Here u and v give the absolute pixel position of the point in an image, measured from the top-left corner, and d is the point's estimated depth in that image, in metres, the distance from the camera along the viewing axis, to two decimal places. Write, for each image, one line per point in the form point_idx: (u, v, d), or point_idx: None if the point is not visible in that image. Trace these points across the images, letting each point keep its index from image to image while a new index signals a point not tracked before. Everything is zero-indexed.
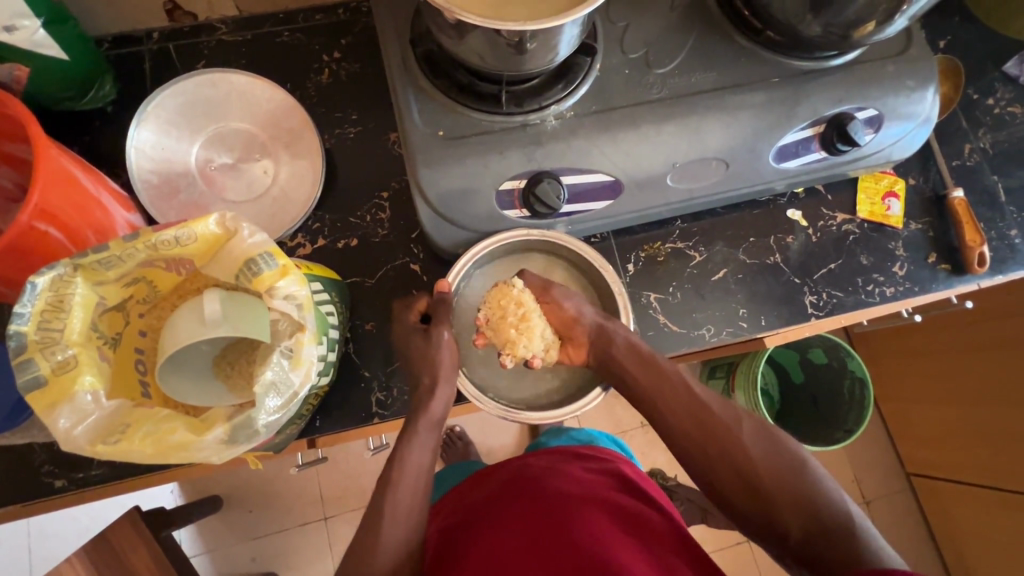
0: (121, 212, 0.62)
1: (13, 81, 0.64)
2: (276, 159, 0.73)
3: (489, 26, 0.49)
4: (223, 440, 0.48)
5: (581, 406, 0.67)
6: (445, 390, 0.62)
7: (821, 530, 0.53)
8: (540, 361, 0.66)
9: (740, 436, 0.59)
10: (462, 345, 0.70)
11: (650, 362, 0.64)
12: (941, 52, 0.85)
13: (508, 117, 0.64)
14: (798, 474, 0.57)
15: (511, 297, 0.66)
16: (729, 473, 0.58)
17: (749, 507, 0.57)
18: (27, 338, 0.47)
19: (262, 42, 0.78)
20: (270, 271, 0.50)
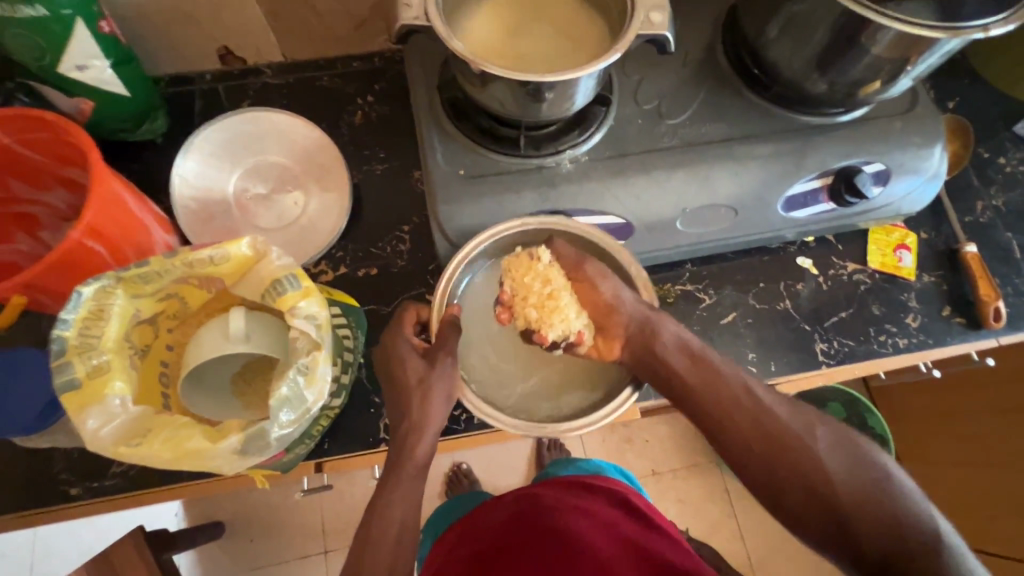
0: (161, 233, 0.67)
1: (77, 113, 0.72)
2: (307, 192, 0.78)
3: (511, 76, 0.54)
4: (236, 450, 0.50)
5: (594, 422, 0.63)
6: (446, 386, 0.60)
7: (908, 556, 0.47)
8: (578, 334, 0.65)
9: (812, 450, 0.52)
10: (466, 348, 0.68)
11: (700, 358, 0.60)
12: (950, 112, 0.87)
13: (523, 160, 0.68)
14: (884, 495, 0.50)
15: (533, 271, 0.65)
16: (799, 491, 0.52)
17: (825, 532, 0.51)
18: (67, 342, 0.50)
19: (303, 86, 0.85)
20: (293, 291, 0.53)
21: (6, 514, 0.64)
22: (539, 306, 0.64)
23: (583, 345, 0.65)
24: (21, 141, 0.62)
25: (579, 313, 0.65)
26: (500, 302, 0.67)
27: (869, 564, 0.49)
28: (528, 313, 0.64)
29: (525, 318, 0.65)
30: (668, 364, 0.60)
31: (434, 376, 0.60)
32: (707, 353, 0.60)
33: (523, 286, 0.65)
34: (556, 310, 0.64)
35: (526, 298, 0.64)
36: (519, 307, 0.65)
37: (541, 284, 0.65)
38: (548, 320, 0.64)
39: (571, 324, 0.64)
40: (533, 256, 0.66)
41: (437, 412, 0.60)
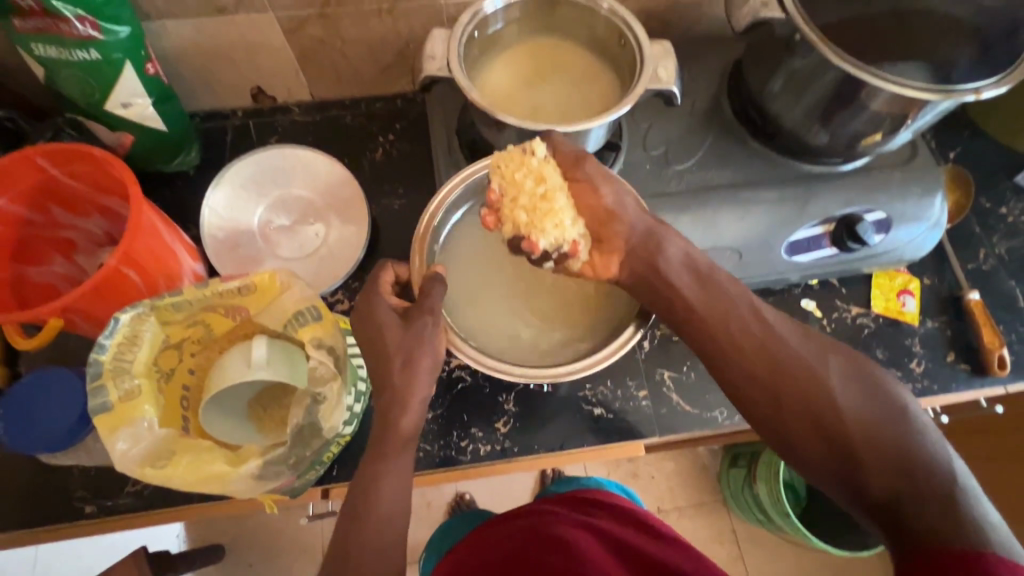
0: (189, 261, 0.70)
1: (118, 145, 0.77)
2: (327, 224, 0.81)
3: (525, 126, 0.59)
4: (254, 475, 0.53)
5: (603, 360, 0.62)
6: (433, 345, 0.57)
7: (911, 489, 0.47)
8: (570, 244, 0.62)
9: (823, 380, 0.53)
10: (454, 300, 0.66)
11: (713, 283, 0.60)
12: (951, 162, 0.90)
13: None
14: (894, 426, 0.50)
15: (526, 166, 0.60)
16: (806, 422, 0.52)
17: (832, 463, 0.51)
18: (103, 366, 0.53)
19: (328, 124, 0.90)
20: (315, 322, 0.56)
21: (23, 529, 0.65)
22: (531, 209, 0.60)
23: (576, 255, 0.63)
24: (67, 173, 0.66)
25: (574, 221, 0.62)
26: (487, 204, 0.62)
27: (875, 497, 0.49)
28: (519, 217, 0.60)
29: (517, 225, 0.60)
30: (676, 292, 0.60)
31: (419, 344, 0.56)
32: (722, 281, 0.60)
33: (513, 184, 0.60)
34: (549, 214, 0.60)
35: (517, 198, 0.60)
36: (508, 211, 0.60)
37: (534, 182, 0.60)
38: (539, 225, 0.60)
39: (565, 231, 0.61)
40: (526, 150, 0.60)
41: (428, 366, 0.57)
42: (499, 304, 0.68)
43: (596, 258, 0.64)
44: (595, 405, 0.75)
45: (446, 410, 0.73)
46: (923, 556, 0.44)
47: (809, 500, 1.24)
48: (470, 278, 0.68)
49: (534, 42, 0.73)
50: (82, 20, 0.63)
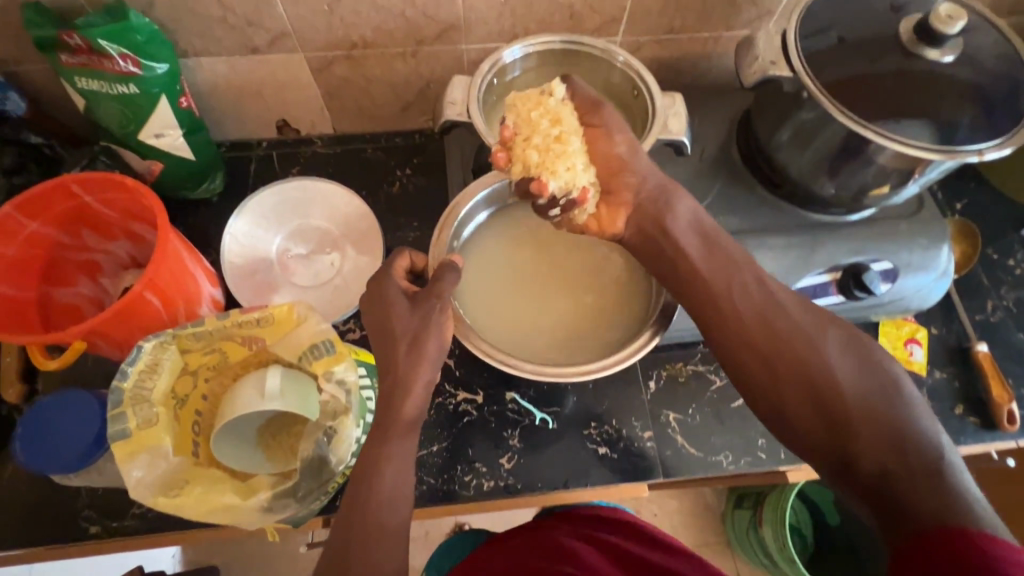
0: (208, 286, 0.72)
1: (148, 173, 0.80)
2: (343, 254, 0.84)
3: None
4: (262, 507, 0.55)
5: (592, 370, 0.63)
6: (439, 331, 0.58)
7: (902, 464, 0.47)
8: (580, 190, 0.63)
9: (825, 355, 0.54)
10: (471, 300, 0.70)
11: (725, 255, 0.61)
12: (958, 213, 0.91)
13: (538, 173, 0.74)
14: (888, 403, 0.50)
15: (543, 106, 0.61)
16: (803, 394, 0.53)
17: (826, 436, 0.51)
18: (123, 393, 0.55)
19: (348, 157, 0.93)
20: (329, 356, 0.58)
21: (28, 547, 0.66)
22: (543, 150, 0.60)
23: (584, 202, 0.63)
24: (99, 200, 0.69)
25: (586, 168, 0.63)
26: (498, 141, 0.62)
27: (865, 472, 0.48)
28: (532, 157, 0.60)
29: (528, 167, 0.60)
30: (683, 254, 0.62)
31: (426, 327, 0.57)
32: (734, 254, 0.61)
33: (528, 123, 0.61)
34: (562, 155, 0.61)
35: (531, 137, 0.60)
36: (520, 149, 0.60)
37: (549, 123, 0.61)
38: (551, 166, 0.60)
39: (577, 177, 0.62)
40: (544, 93, 0.62)
41: (434, 350, 0.58)
42: (511, 305, 0.70)
43: (603, 212, 0.66)
44: (599, 444, 0.75)
45: (451, 444, 0.74)
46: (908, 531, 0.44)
47: (817, 546, 1.21)
48: (485, 283, 0.71)
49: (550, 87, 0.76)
50: (125, 57, 0.67)
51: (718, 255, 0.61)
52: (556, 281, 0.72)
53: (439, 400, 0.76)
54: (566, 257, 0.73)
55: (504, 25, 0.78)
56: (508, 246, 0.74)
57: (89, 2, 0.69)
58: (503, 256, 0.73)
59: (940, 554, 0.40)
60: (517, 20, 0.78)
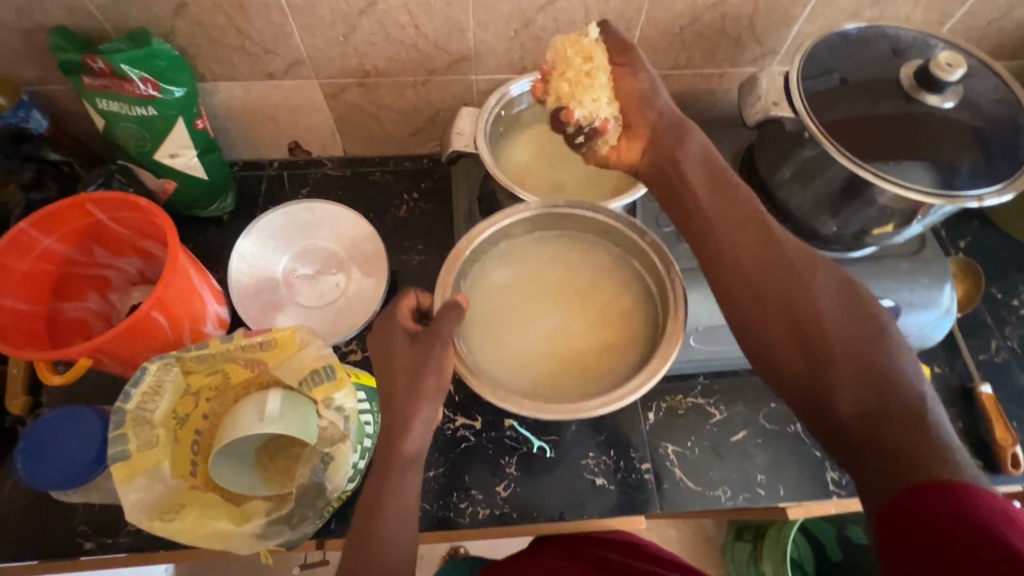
0: (214, 305, 0.73)
1: (160, 191, 0.82)
2: (348, 275, 0.85)
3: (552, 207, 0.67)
4: (257, 534, 0.55)
5: (591, 406, 0.58)
6: (439, 366, 0.56)
7: (878, 402, 0.45)
8: (600, 123, 0.61)
9: (818, 301, 0.52)
10: (477, 342, 0.66)
11: (728, 204, 0.60)
12: (961, 251, 0.91)
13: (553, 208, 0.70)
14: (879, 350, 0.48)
15: (578, 44, 0.62)
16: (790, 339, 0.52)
17: (809, 379, 0.50)
18: (125, 414, 0.56)
19: (357, 179, 0.95)
20: (329, 381, 0.59)
21: (23, 562, 0.66)
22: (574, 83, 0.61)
23: (606, 136, 0.62)
24: (111, 218, 0.71)
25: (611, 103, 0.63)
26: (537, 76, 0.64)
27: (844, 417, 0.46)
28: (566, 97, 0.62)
29: (557, 97, 0.61)
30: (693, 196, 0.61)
31: (426, 362, 0.56)
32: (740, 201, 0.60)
33: (564, 57, 0.62)
34: (589, 88, 0.61)
35: (564, 71, 0.61)
36: (554, 83, 0.62)
37: (581, 60, 0.62)
38: (577, 97, 0.61)
39: (601, 110, 0.61)
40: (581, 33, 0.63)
41: (432, 386, 0.56)
42: (521, 344, 0.67)
43: (623, 146, 0.64)
44: (597, 474, 0.74)
45: (447, 470, 0.73)
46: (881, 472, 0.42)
47: None
48: (490, 322, 0.67)
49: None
50: (145, 82, 0.70)
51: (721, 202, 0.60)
52: (561, 318, 0.68)
53: (438, 425, 0.76)
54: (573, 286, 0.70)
55: (513, 57, 0.80)
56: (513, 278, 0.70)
57: (114, 29, 0.72)
58: (511, 287, 0.70)
59: (912, 498, 0.39)
60: (525, 53, 0.80)
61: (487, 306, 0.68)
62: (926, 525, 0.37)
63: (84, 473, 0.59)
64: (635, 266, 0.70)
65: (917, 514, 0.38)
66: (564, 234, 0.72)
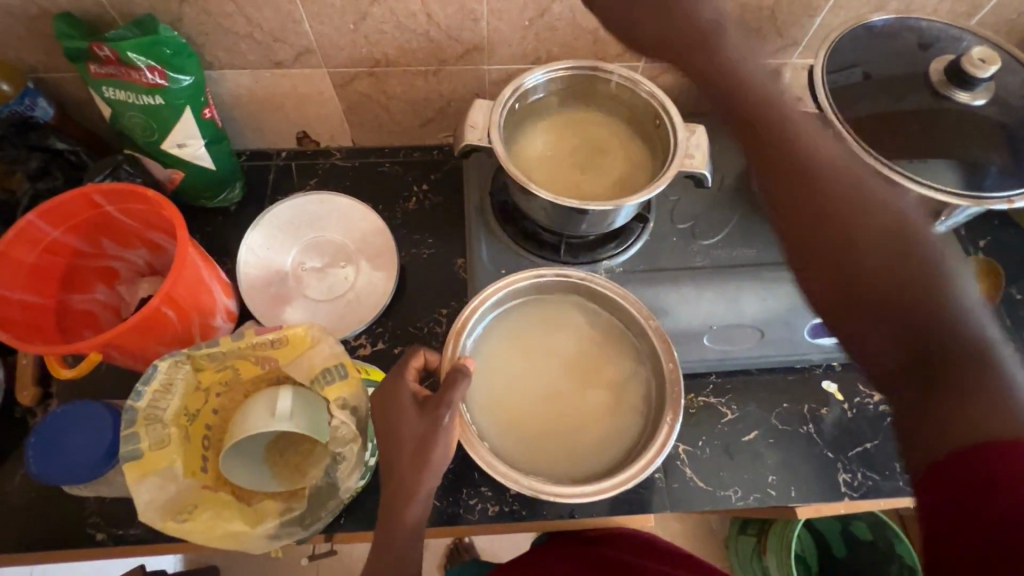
0: (223, 298, 0.72)
1: (168, 181, 0.81)
2: (357, 268, 0.84)
3: (576, 207, 0.63)
4: (269, 535, 0.55)
5: (581, 495, 0.58)
6: (448, 437, 0.54)
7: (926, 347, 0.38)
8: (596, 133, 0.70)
9: (852, 218, 0.44)
10: (481, 405, 0.65)
11: (756, 128, 0.51)
12: (980, 251, 0.89)
13: (551, 274, 0.70)
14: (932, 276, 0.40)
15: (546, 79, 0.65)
16: (825, 272, 0.44)
17: (844, 316, 0.43)
18: (137, 412, 0.56)
19: (366, 170, 0.93)
20: (341, 381, 0.58)
21: (37, 552, 0.66)
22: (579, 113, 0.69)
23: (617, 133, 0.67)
24: (120, 210, 0.70)
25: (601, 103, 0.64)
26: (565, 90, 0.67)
27: (886, 360, 0.40)
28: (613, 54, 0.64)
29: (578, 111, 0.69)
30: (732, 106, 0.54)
31: (434, 435, 0.54)
32: (772, 115, 0.52)
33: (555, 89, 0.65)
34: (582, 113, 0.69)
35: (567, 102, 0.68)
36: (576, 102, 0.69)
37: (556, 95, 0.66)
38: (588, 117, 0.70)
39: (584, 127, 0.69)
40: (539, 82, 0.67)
41: (441, 454, 0.54)
42: (525, 411, 0.66)
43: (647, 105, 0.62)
44: None
45: (456, 466, 0.73)
46: (924, 430, 0.36)
47: None
48: (498, 384, 0.67)
49: (581, 113, 0.76)
50: (153, 70, 0.68)
51: (757, 108, 0.52)
52: (562, 387, 0.67)
53: None
54: (573, 353, 0.70)
55: (527, 48, 0.79)
56: (517, 340, 0.69)
57: (120, 15, 0.70)
58: (516, 350, 0.69)
59: (960, 476, 0.33)
60: (539, 43, 0.78)
61: (492, 370, 0.68)
62: (969, 500, 0.32)
63: (94, 467, 0.59)
64: (635, 343, 0.70)
65: (955, 485, 0.33)
66: (575, 308, 0.72)
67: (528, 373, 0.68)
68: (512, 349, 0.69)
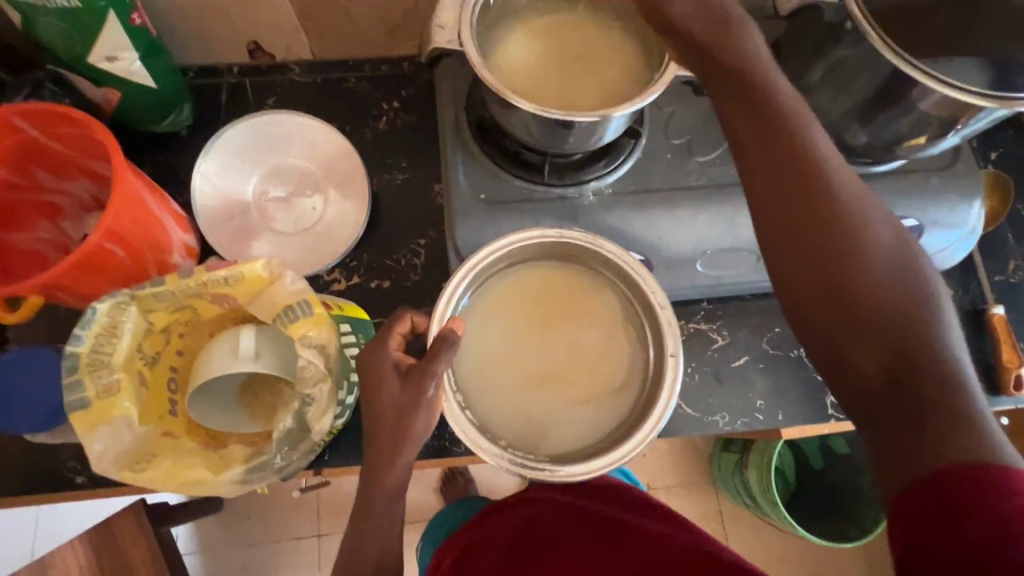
0: (179, 232, 0.67)
1: (105, 102, 0.72)
2: (326, 196, 0.77)
3: (562, 117, 0.56)
4: (238, 479, 0.54)
5: (567, 476, 0.56)
6: (428, 411, 0.53)
7: (894, 370, 0.38)
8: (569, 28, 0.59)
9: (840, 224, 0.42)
10: (473, 376, 0.62)
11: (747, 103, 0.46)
12: (991, 164, 0.84)
13: (546, 234, 0.62)
14: (903, 295, 0.40)
15: None
16: (820, 286, 0.41)
17: (825, 333, 0.41)
18: (79, 358, 0.53)
19: (329, 86, 0.84)
20: (305, 318, 0.54)
21: (16, 496, 0.65)
22: None
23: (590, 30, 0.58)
24: (48, 135, 0.62)
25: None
26: None
27: (869, 381, 0.39)
28: None
29: None
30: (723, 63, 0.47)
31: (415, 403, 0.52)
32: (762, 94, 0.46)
33: None
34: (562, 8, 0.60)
35: None
36: None
37: None
38: None
39: None
40: None
41: (423, 424, 0.53)
42: (520, 378, 0.63)
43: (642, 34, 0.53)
44: None
45: None
46: (894, 456, 0.37)
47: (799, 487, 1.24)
48: (490, 352, 0.63)
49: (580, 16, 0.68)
50: None
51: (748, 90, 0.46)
52: (556, 356, 0.63)
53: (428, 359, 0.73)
54: (571, 324, 0.65)
55: None
56: (510, 308, 0.64)
57: None
58: (506, 316, 0.64)
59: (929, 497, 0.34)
60: None
61: (482, 337, 0.63)
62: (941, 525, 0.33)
63: (44, 424, 0.60)
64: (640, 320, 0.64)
65: (919, 519, 0.34)
66: (584, 269, 0.66)
67: (521, 338, 0.64)
68: (512, 312, 0.64)
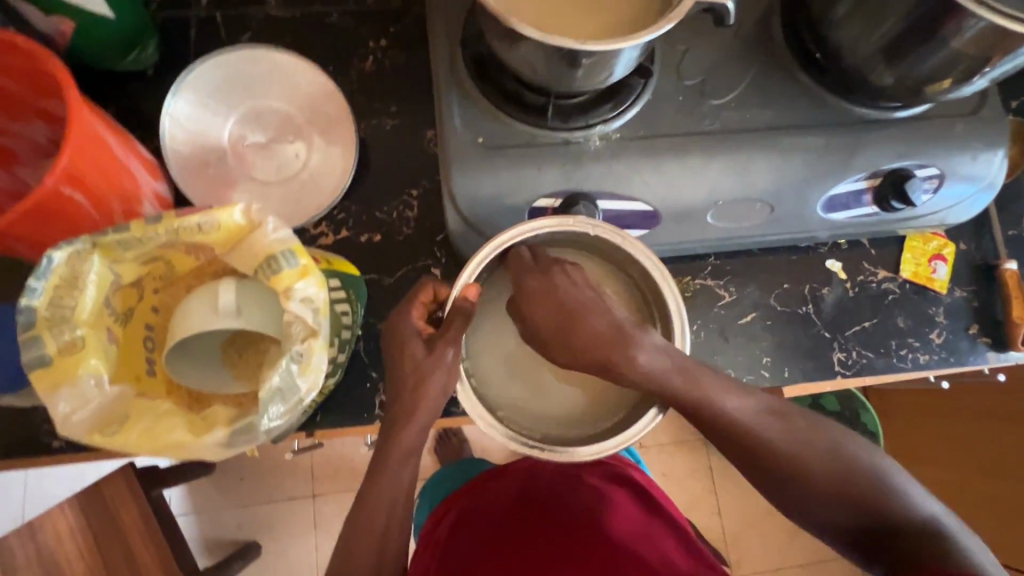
0: (149, 180, 0.62)
1: (58, 35, 0.63)
2: (309, 143, 0.72)
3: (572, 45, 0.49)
4: (221, 443, 0.50)
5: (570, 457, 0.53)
6: (443, 376, 0.52)
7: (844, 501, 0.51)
8: None
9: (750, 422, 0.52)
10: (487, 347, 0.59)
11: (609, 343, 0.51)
12: (1011, 112, 0.80)
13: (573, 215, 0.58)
14: (813, 456, 0.52)
15: None
16: (760, 467, 0.53)
17: (783, 499, 0.53)
18: (36, 313, 0.48)
19: (310, 22, 0.76)
20: (290, 269, 0.50)
21: None
22: None
23: None
24: None
25: None
26: None
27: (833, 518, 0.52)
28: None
29: None
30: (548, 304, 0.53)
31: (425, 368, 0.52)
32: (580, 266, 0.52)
33: None
34: None
35: None
36: None
37: None
38: None
39: None
40: None
41: (436, 387, 0.53)
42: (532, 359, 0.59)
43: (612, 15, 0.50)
44: None
45: None
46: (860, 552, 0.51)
47: None
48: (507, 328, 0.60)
49: None
50: None
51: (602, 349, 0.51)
52: None
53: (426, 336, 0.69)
54: None
55: None
56: None
57: None
58: None
59: None
60: None
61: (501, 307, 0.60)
62: None
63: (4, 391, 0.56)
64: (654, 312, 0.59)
65: None
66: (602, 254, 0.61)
67: None
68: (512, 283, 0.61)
